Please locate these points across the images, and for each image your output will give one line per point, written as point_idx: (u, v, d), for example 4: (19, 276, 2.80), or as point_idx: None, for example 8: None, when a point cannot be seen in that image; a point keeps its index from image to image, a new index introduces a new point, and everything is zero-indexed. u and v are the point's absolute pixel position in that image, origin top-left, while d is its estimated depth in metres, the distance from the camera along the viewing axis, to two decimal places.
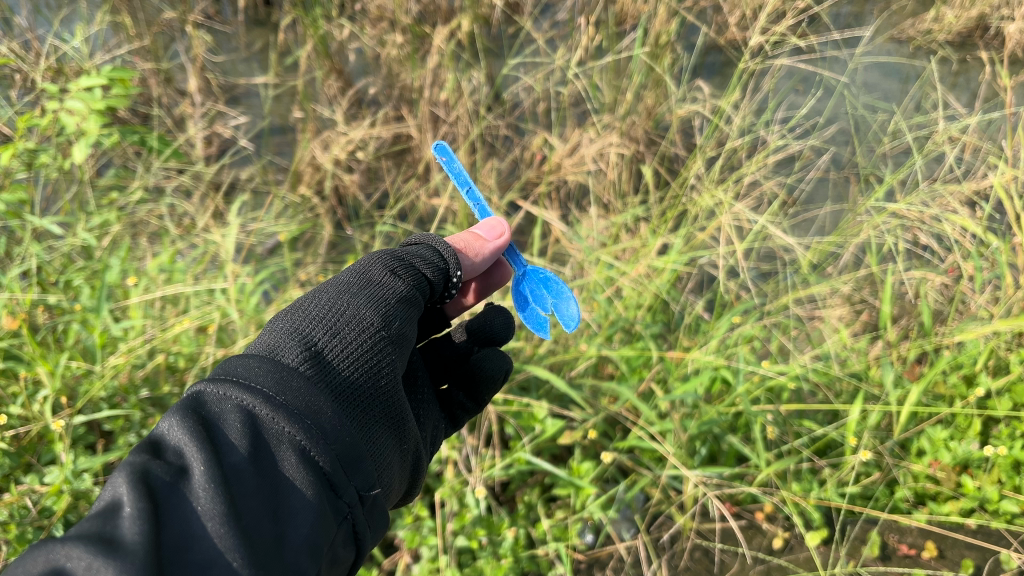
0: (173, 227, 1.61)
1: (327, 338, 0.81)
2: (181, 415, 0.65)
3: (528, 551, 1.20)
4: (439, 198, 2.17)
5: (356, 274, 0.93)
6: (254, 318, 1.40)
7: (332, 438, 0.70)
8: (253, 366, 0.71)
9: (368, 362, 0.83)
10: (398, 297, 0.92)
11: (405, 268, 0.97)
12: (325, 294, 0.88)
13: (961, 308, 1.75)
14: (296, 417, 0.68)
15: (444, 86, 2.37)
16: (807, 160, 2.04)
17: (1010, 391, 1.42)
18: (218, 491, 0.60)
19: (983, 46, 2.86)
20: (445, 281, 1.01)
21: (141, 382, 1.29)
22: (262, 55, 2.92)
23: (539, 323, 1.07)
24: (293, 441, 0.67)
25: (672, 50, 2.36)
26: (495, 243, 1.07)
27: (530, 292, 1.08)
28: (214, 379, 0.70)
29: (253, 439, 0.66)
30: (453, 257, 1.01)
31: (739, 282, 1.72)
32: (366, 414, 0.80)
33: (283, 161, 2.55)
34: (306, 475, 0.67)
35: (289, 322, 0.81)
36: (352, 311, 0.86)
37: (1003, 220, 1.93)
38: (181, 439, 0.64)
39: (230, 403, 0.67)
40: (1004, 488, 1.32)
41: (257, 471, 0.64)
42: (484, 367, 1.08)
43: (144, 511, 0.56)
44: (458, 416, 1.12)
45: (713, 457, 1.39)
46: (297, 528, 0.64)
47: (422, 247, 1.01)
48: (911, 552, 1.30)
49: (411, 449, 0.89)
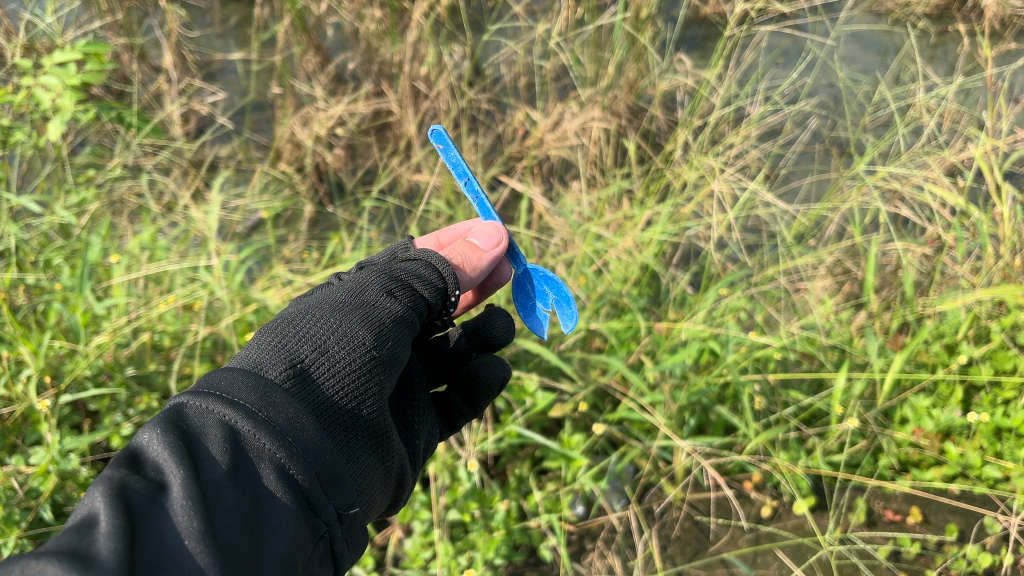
0: (154, 204, 1.59)
1: (314, 353, 0.79)
2: (162, 429, 0.64)
3: (520, 523, 1.21)
4: (421, 174, 2.15)
5: (352, 292, 0.90)
6: (239, 295, 1.36)
7: (313, 457, 0.69)
8: (237, 381, 0.70)
9: (358, 382, 0.81)
10: (394, 317, 0.88)
11: (404, 289, 0.92)
12: (316, 308, 0.85)
13: (943, 278, 1.76)
14: (278, 435, 0.67)
15: (425, 61, 2.34)
16: (789, 132, 2.04)
17: (991, 358, 1.44)
18: (196, 508, 0.59)
19: (961, 18, 2.86)
20: (443, 300, 0.95)
21: (126, 361, 1.28)
22: (239, 31, 2.88)
23: (540, 321, 1.04)
24: (273, 458, 0.66)
25: (653, 23, 2.35)
26: (494, 253, 1.00)
27: (532, 288, 1.03)
28: (195, 393, 0.68)
29: (234, 455, 0.65)
30: (451, 274, 0.95)
31: (726, 253, 1.72)
32: (351, 432, 0.79)
33: (262, 138, 2.52)
34: (284, 494, 0.66)
35: (275, 338, 0.79)
36: (342, 325, 0.84)
37: (982, 189, 1.94)
38: (161, 453, 0.62)
39: (212, 418, 0.66)
40: (987, 454, 1.34)
41: (237, 487, 0.64)
42: (480, 375, 1.07)
43: (120, 526, 0.55)
44: (455, 421, 1.12)
45: (702, 427, 1.40)
46: (272, 546, 0.64)
47: (420, 265, 0.95)
48: (896, 517, 1.33)
49: (395, 466, 0.88)
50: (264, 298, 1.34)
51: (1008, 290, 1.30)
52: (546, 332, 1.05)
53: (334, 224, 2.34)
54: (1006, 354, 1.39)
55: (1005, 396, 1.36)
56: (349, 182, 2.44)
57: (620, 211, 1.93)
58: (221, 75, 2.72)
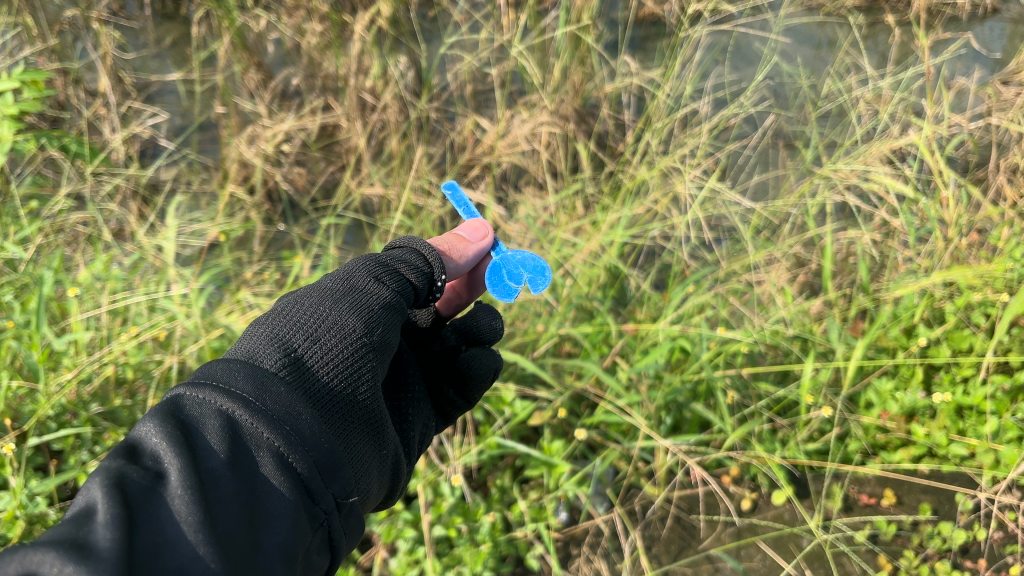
0: (104, 233, 1.54)
1: (308, 341, 0.78)
2: (159, 419, 0.62)
3: (506, 534, 1.20)
4: (375, 187, 2.13)
5: (341, 279, 0.89)
6: (203, 321, 1.33)
7: (310, 445, 0.68)
8: (232, 369, 0.68)
9: (351, 369, 0.79)
10: (383, 304, 0.87)
11: (390, 275, 0.92)
12: (307, 297, 0.84)
13: (894, 263, 1.80)
14: (275, 423, 0.66)
15: (370, 73, 2.32)
16: (737, 129, 2.07)
17: (948, 339, 1.48)
18: (194, 499, 0.58)
19: (890, 9, 2.93)
20: (429, 285, 0.96)
21: (90, 398, 1.24)
22: (175, 51, 2.82)
23: (510, 289, 1.03)
24: (272, 446, 0.65)
25: (595, 26, 2.36)
26: (478, 245, 1.04)
27: (503, 266, 1.06)
28: (191, 382, 0.66)
29: (232, 444, 0.63)
30: (437, 259, 0.96)
31: (687, 252, 1.74)
32: (347, 419, 0.77)
33: (208, 159, 2.47)
34: (282, 484, 0.64)
35: (267, 327, 0.78)
36: (334, 313, 0.82)
37: (924, 173, 1.99)
38: (159, 443, 0.61)
39: (208, 406, 0.64)
40: (952, 433, 1.37)
41: (236, 476, 0.62)
42: (472, 367, 1.07)
43: (118, 517, 0.53)
44: (450, 413, 1.12)
45: (677, 426, 1.42)
46: (272, 535, 0.63)
47: (405, 250, 0.96)
48: (871, 501, 1.36)
49: (389, 455, 0.86)
50: (229, 323, 1.31)
51: (960, 271, 1.34)
52: (513, 304, 1.03)
53: (289, 243, 2.30)
54: (962, 335, 1.44)
55: (964, 375, 1.41)
56: (301, 199, 2.40)
57: (578, 214, 1.94)
58: (160, 96, 2.65)
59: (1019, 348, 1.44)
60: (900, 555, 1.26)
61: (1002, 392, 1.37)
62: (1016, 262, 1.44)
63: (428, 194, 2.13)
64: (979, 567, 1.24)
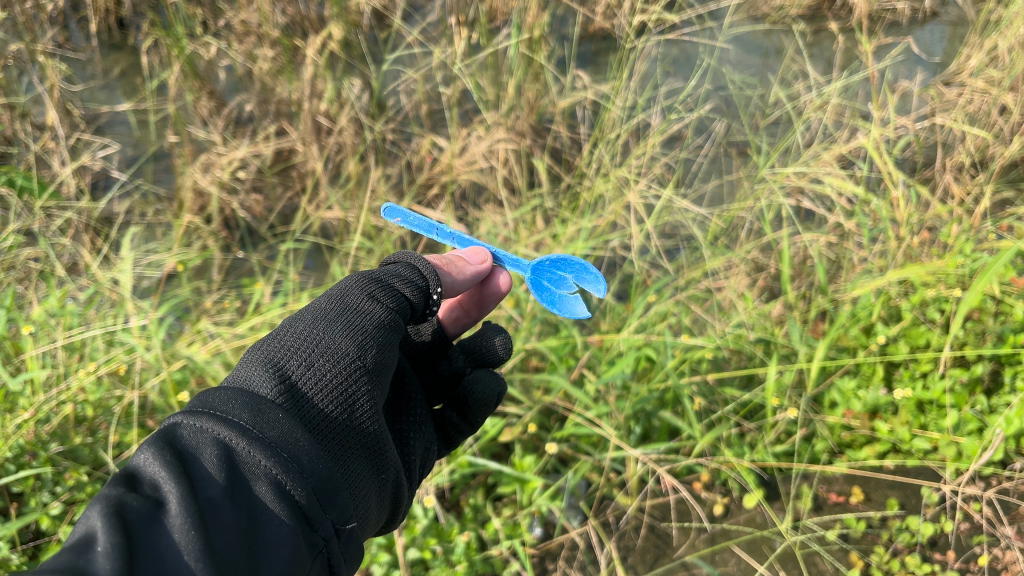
0: (57, 268, 1.51)
1: (302, 367, 0.78)
2: (157, 447, 0.62)
3: (481, 553, 1.19)
4: (333, 211, 2.12)
5: (334, 299, 0.89)
6: (164, 353, 1.31)
7: (310, 471, 0.67)
8: (230, 397, 0.67)
9: (346, 392, 0.79)
10: (378, 324, 0.88)
11: (385, 290, 0.93)
12: (300, 321, 0.84)
13: (850, 263, 1.83)
14: (274, 450, 0.65)
15: (323, 97, 2.30)
16: (690, 139, 2.10)
17: (906, 336, 1.52)
18: (193, 527, 0.57)
19: (832, 17, 3.01)
20: (425, 300, 0.97)
21: (49, 437, 1.20)
22: (123, 82, 2.78)
23: (574, 305, 1.05)
24: (269, 473, 0.64)
25: (546, 42, 2.38)
26: (477, 267, 1.04)
27: (548, 280, 1.05)
28: (189, 411, 0.66)
29: (230, 472, 0.62)
30: (433, 273, 0.97)
31: (647, 261, 1.76)
32: (343, 444, 0.77)
33: (162, 189, 2.44)
34: (281, 511, 0.63)
35: (261, 353, 0.78)
36: (327, 336, 0.83)
37: (874, 175, 2.04)
38: (157, 471, 0.60)
39: (205, 434, 0.64)
40: (914, 428, 1.40)
41: (234, 505, 0.61)
42: (474, 391, 1.07)
43: (118, 547, 0.53)
44: (453, 437, 1.11)
45: (647, 435, 1.43)
46: (272, 563, 0.62)
47: (401, 266, 0.97)
48: (840, 499, 1.38)
49: (390, 478, 0.86)
50: (191, 354, 1.29)
51: (913, 269, 1.37)
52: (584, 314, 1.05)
53: (247, 270, 2.27)
54: (919, 331, 1.47)
55: (924, 370, 1.44)
56: (259, 225, 2.37)
57: (538, 229, 1.95)
58: (109, 127, 2.60)
59: (973, 341, 1.48)
60: (871, 551, 1.27)
61: (961, 384, 1.40)
62: (967, 258, 1.47)
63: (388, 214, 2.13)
64: (948, 558, 1.26)
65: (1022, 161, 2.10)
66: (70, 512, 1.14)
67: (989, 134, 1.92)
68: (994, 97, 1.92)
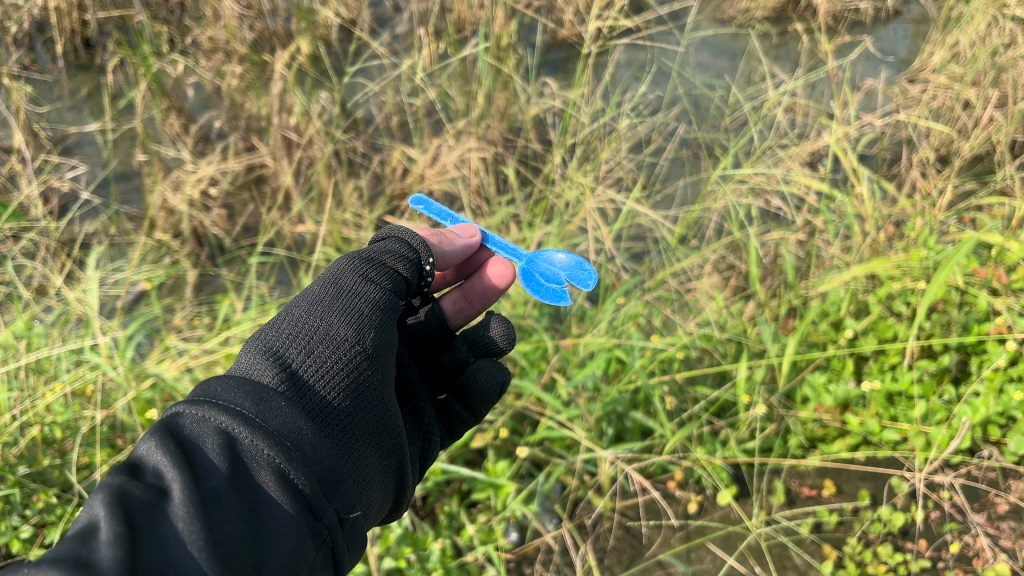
0: (23, 289, 1.50)
1: (301, 355, 0.79)
2: (160, 436, 0.63)
3: (456, 560, 1.19)
4: (304, 224, 2.12)
5: (329, 284, 0.91)
6: (134, 371, 1.30)
7: (312, 460, 0.68)
8: (231, 387, 0.69)
9: (345, 379, 0.81)
10: (373, 306, 0.91)
11: (378, 270, 0.96)
12: (298, 308, 0.86)
13: (818, 260, 1.84)
14: (276, 440, 0.66)
15: (292, 111, 2.29)
16: (657, 142, 2.12)
17: (873, 329, 1.53)
18: (196, 516, 0.58)
19: (797, 18, 3.05)
20: (418, 272, 1.01)
21: (17, 460, 1.20)
22: (91, 101, 2.77)
23: (559, 293, 1.06)
24: (272, 463, 0.65)
25: (513, 51, 2.39)
26: (466, 240, 1.09)
27: (539, 273, 1.08)
28: (191, 400, 0.67)
29: (233, 461, 0.64)
30: (424, 245, 1.01)
31: (617, 264, 1.77)
32: (344, 431, 0.79)
33: (132, 208, 2.42)
34: (284, 500, 0.65)
35: (261, 342, 0.80)
36: (325, 325, 0.85)
37: (841, 172, 2.06)
38: (160, 459, 0.62)
39: (208, 423, 0.65)
40: (884, 420, 1.42)
41: (237, 494, 0.63)
42: (478, 380, 1.07)
43: (121, 535, 0.54)
44: (456, 427, 1.12)
45: (619, 436, 1.44)
46: (275, 553, 0.63)
47: (389, 241, 1.01)
48: (812, 493, 1.38)
49: (391, 465, 0.88)
50: (160, 371, 1.28)
51: (878, 263, 1.38)
52: (565, 305, 1.06)
53: (220, 287, 2.26)
54: (886, 324, 1.49)
55: (892, 362, 1.45)
56: (231, 241, 2.37)
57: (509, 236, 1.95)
58: (78, 148, 2.59)
59: (939, 332, 1.49)
60: (843, 542, 1.29)
61: (928, 375, 1.43)
62: (931, 250, 1.49)
63: (358, 226, 2.12)
64: (920, 547, 1.27)
65: (986, 154, 2.13)
66: (41, 535, 1.14)
67: (952, 128, 1.95)
68: (957, 92, 1.95)
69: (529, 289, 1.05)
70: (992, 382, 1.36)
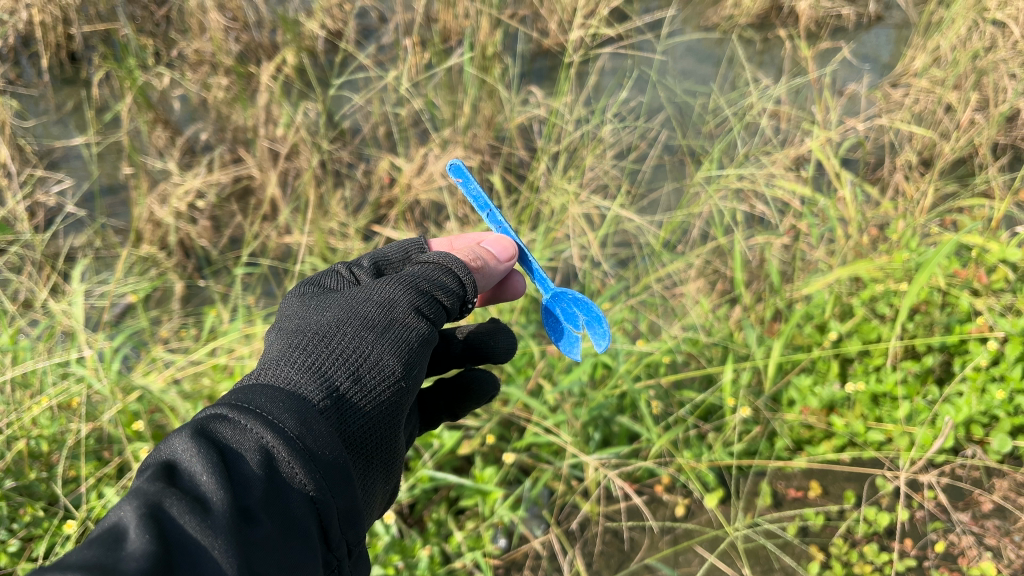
0: (8, 304, 1.50)
1: (347, 377, 0.76)
2: (203, 444, 0.61)
3: (445, 566, 1.20)
4: (291, 235, 2.12)
5: (382, 306, 0.86)
6: (120, 383, 1.30)
7: (340, 493, 0.66)
8: (279, 401, 0.66)
9: (380, 407, 0.78)
10: (423, 339, 0.86)
11: (429, 303, 0.90)
12: (350, 321, 0.83)
13: (802, 263, 1.86)
14: (313, 468, 0.64)
15: (278, 122, 2.30)
16: (641, 148, 2.14)
17: (857, 331, 1.54)
18: (229, 541, 0.56)
19: (780, 24, 3.09)
20: (460, 306, 0.95)
21: (3, 474, 1.19)
22: (77, 115, 2.76)
23: (572, 342, 1.06)
24: (304, 491, 0.63)
25: (498, 60, 2.40)
26: (505, 263, 1.04)
27: (562, 310, 1.05)
28: (238, 408, 0.65)
29: (269, 483, 0.61)
30: (471, 282, 0.95)
31: (603, 270, 1.78)
32: (368, 455, 0.77)
33: (118, 221, 2.42)
34: (310, 529, 0.63)
35: (310, 351, 0.76)
36: (374, 347, 0.81)
37: (823, 176, 2.08)
38: (199, 468, 0.60)
39: (251, 437, 0.63)
40: (869, 421, 1.43)
41: (269, 517, 0.61)
42: (474, 389, 1.06)
43: (155, 551, 0.52)
44: (433, 420, 1.11)
45: (606, 441, 1.45)
46: None
47: (442, 274, 0.94)
48: (798, 494, 1.40)
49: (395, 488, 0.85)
50: (147, 383, 1.28)
51: (861, 266, 1.40)
52: (575, 352, 1.07)
53: (207, 298, 2.26)
54: (869, 326, 1.50)
55: (876, 363, 1.46)
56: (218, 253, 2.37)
57: None
58: (64, 162, 2.58)
59: (922, 333, 1.51)
60: (829, 543, 1.30)
61: (912, 376, 1.45)
62: (913, 252, 1.50)
63: (345, 237, 2.14)
64: (905, 547, 1.28)
65: (968, 157, 2.15)
66: (29, 548, 1.14)
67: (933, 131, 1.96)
68: (938, 96, 1.98)
69: (541, 335, 1.07)
70: (975, 381, 1.36)
